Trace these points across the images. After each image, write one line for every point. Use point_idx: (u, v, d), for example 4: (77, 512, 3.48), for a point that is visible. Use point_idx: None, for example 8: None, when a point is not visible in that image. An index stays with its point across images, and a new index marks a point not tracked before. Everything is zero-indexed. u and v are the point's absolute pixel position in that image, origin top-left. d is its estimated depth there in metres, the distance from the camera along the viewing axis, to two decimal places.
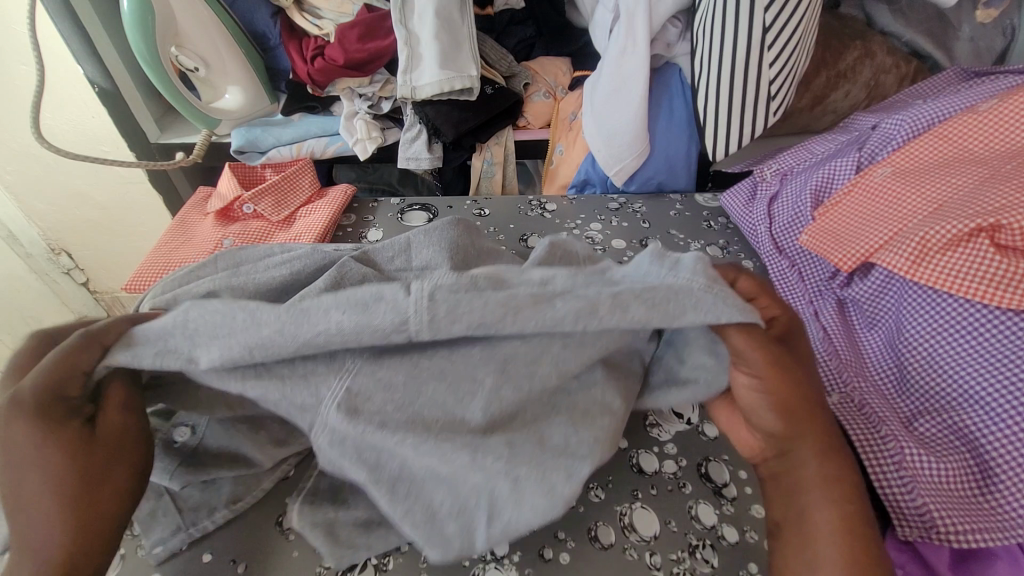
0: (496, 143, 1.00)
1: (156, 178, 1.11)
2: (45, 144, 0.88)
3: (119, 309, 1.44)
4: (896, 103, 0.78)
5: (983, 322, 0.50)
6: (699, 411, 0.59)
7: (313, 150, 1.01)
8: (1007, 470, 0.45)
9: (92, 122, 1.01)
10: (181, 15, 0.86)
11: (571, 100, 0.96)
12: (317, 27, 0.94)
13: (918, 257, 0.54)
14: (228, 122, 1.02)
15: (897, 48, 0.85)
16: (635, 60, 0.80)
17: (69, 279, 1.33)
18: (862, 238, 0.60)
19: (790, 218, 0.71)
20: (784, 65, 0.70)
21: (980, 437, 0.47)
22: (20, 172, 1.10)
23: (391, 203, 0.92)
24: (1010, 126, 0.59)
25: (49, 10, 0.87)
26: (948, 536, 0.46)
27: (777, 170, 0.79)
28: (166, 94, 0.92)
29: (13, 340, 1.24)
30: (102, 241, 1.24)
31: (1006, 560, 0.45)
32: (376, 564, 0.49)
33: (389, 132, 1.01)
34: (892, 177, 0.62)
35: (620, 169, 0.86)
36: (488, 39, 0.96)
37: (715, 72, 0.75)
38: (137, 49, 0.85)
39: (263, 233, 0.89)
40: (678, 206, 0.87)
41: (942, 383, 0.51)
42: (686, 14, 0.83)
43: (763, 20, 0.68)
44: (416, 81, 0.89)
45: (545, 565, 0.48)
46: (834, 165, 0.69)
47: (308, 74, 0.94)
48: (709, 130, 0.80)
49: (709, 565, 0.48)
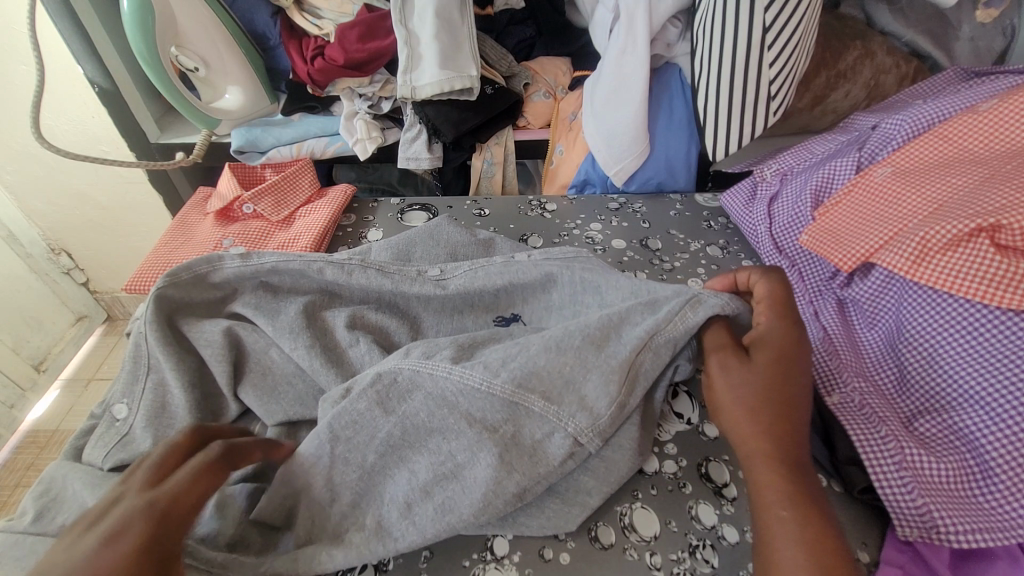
0: (497, 143, 1.00)
1: (156, 177, 1.11)
2: (45, 144, 0.87)
3: (120, 309, 1.44)
4: (896, 103, 0.78)
5: (983, 322, 0.50)
6: (699, 411, 0.59)
7: (313, 150, 1.01)
8: (1007, 470, 0.46)
9: (92, 122, 1.01)
10: (181, 15, 0.86)
11: (571, 100, 0.96)
12: (317, 27, 0.94)
13: (918, 257, 0.54)
14: (228, 122, 1.02)
15: (897, 48, 0.85)
16: (635, 60, 0.80)
17: (69, 279, 1.33)
18: (862, 237, 0.60)
19: (790, 218, 0.71)
20: (784, 65, 0.71)
21: (981, 437, 0.47)
22: (20, 172, 1.09)
23: (391, 203, 0.92)
24: (1009, 126, 0.59)
25: (49, 10, 0.87)
26: (947, 535, 0.46)
27: (777, 170, 0.79)
28: (166, 94, 0.92)
29: (13, 339, 1.25)
30: (102, 240, 1.24)
31: (1006, 560, 0.46)
32: (377, 564, 0.49)
33: (389, 132, 1.01)
34: (892, 177, 0.62)
35: (620, 169, 0.86)
36: (488, 39, 0.96)
37: (715, 73, 0.75)
38: (137, 50, 0.85)
39: (263, 233, 0.89)
40: (678, 206, 0.87)
41: (942, 383, 0.51)
42: (686, 14, 0.83)
43: (763, 20, 0.68)
44: (416, 80, 0.89)
45: (545, 565, 0.48)
46: (834, 165, 0.69)
47: (307, 74, 0.94)
48: (709, 130, 0.79)
49: (709, 565, 0.48)
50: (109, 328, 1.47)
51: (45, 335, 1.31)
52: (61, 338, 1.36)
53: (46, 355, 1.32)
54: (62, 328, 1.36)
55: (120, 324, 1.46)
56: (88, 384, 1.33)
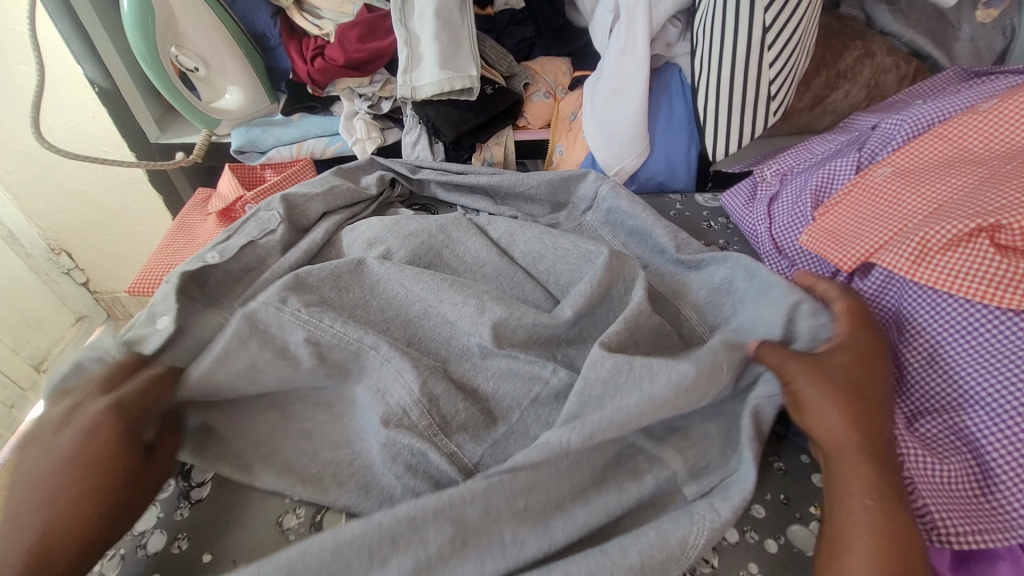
0: (497, 143, 0.99)
1: (156, 177, 1.11)
2: (45, 143, 0.87)
3: (120, 309, 1.44)
4: (895, 103, 0.78)
5: (982, 321, 0.50)
6: None
7: (313, 149, 1.01)
8: (1007, 470, 0.46)
9: (92, 122, 1.01)
10: (180, 15, 0.86)
11: (571, 100, 0.96)
12: (317, 27, 0.95)
13: (918, 257, 0.53)
14: (228, 122, 1.02)
15: (897, 48, 0.85)
16: (635, 59, 0.80)
17: (69, 279, 1.33)
18: (862, 237, 0.60)
19: (790, 217, 0.71)
20: (784, 65, 0.71)
21: (981, 438, 0.48)
22: (21, 172, 1.09)
23: None
24: (1008, 126, 0.58)
25: (49, 10, 0.87)
26: (948, 535, 0.46)
27: (777, 170, 0.79)
28: (166, 95, 0.92)
29: (14, 340, 1.24)
30: (103, 240, 1.24)
31: (1007, 560, 0.46)
32: None
33: (389, 132, 1.01)
34: (892, 177, 0.62)
35: (620, 169, 0.85)
36: (487, 38, 0.97)
37: (715, 72, 0.75)
38: (137, 50, 0.85)
39: None
40: (678, 206, 0.86)
41: (942, 382, 0.51)
42: (686, 14, 0.83)
43: (763, 20, 0.68)
44: (416, 80, 0.89)
45: None
46: (834, 165, 0.69)
47: (308, 74, 0.94)
48: (709, 130, 0.79)
49: (710, 565, 0.49)
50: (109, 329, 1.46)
51: (46, 335, 1.31)
52: (61, 338, 1.35)
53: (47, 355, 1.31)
54: (62, 329, 1.36)
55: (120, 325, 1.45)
56: None
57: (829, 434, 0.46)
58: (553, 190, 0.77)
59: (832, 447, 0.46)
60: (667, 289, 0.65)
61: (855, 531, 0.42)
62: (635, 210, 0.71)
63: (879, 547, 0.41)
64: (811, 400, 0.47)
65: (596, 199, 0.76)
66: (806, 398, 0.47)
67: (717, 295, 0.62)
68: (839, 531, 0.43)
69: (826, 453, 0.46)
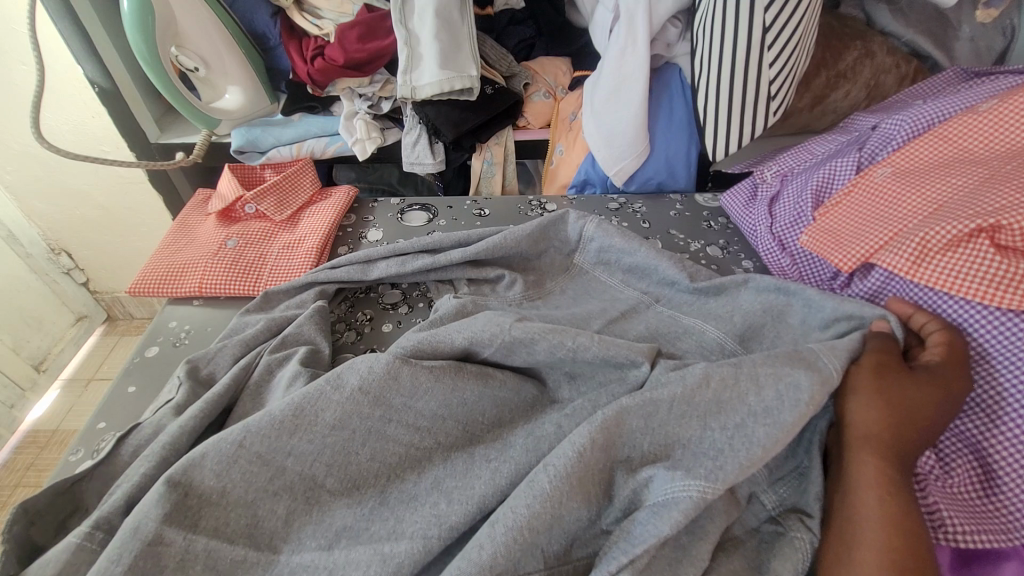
0: (497, 143, 1.00)
1: (157, 177, 1.11)
2: (45, 143, 0.87)
3: (120, 309, 1.44)
4: (895, 103, 0.78)
5: (984, 322, 0.50)
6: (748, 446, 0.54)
7: (313, 149, 1.01)
8: (1012, 470, 0.46)
9: (92, 122, 1.01)
10: (180, 15, 0.86)
11: (571, 100, 0.96)
12: (317, 27, 0.94)
13: (918, 257, 0.53)
14: (228, 122, 1.02)
15: (897, 48, 0.85)
16: (635, 59, 0.80)
17: (69, 279, 1.33)
18: (862, 237, 0.60)
19: (791, 217, 0.71)
20: (784, 65, 0.71)
21: (985, 438, 0.48)
22: (20, 172, 1.09)
23: (389, 205, 0.94)
24: (1009, 126, 0.58)
25: (49, 10, 0.87)
26: (956, 535, 0.46)
27: (777, 170, 0.79)
28: (166, 94, 0.92)
29: (14, 339, 1.24)
30: (103, 241, 1.24)
31: (1014, 561, 0.45)
32: None
33: (390, 132, 1.01)
34: (892, 178, 0.62)
35: (620, 169, 0.85)
36: (488, 38, 0.97)
37: (715, 72, 0.75)
38: (137, 50, 0.85)
39: (266, 232, 0.89)
40: (678, 206, 0.86)
41: None
42: (686, 14, 0.83)
43: (763, 20, 0.68)
44: (416, 80, 0.89)
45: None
46: (834, 165, 0.69)
47: (307, 74, 0.94)
48: (709, 130, 0.79)
49: None
50: (109, 329, 1.46)
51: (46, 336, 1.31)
52: (61, 338, 1.35)
53: (47, 355, 1.31)
54: (62, 328, 1.36)
55: (120, 324, 1.46)
56: (88, 384, 1.33)
57: (860, 425, 0.46)
58: (535, 242, 0.71)
59: (864, 444, 0.45)
60: (689, 322, 0.61)
61: (869, 523, 0.41)
62: (632, 246, 0.67)
63: (894, 538, 0.40)
64: (855, 384, 0.47)
65: (583, 240, 0.71)
66: (850, 383, 0.48)
67: (753, 318, 0.58)
68: (851, 523, 0.42)
69: (849, 441, 0.46)
